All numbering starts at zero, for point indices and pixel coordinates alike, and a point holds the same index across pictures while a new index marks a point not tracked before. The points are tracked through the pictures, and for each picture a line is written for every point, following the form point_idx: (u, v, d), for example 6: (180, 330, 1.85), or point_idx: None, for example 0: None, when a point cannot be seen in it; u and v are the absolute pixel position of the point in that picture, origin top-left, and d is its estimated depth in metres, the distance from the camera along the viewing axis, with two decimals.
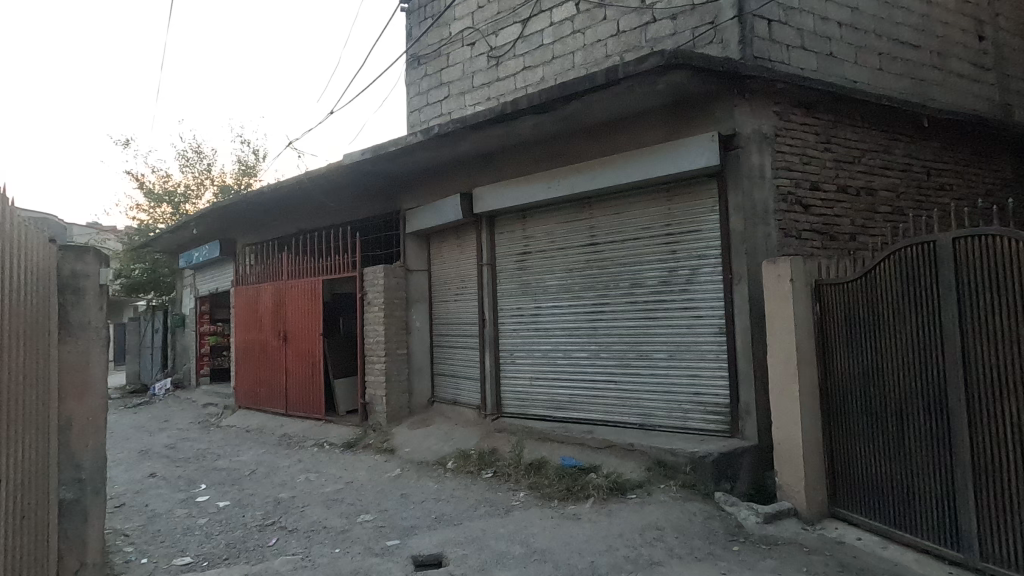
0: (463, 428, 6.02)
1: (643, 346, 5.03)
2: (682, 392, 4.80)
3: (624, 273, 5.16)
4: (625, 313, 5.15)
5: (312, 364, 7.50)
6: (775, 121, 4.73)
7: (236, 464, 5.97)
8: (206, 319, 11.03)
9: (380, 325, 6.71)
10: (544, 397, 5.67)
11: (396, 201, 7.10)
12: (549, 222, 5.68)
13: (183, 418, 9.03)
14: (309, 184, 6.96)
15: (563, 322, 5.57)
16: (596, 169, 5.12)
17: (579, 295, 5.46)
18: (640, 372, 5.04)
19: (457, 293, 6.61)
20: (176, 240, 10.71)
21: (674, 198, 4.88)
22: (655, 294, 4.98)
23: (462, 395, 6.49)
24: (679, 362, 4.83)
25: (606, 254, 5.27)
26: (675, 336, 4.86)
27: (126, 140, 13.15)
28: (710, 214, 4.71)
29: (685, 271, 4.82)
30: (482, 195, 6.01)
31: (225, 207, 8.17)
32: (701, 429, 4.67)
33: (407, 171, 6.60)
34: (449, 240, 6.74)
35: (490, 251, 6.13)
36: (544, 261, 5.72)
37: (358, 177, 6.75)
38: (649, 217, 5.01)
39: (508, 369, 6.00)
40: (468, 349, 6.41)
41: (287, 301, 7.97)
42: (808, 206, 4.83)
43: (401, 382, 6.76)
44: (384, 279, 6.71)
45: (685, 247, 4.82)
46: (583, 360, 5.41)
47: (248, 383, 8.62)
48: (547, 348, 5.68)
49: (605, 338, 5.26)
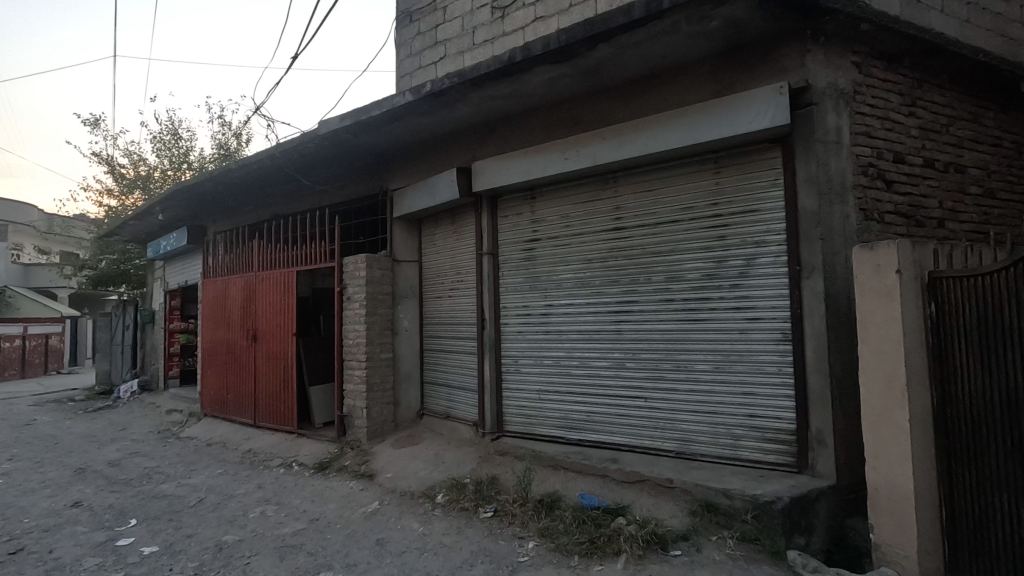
0: (456, 449, 5.05)
1: (681, 356, 4.05)
2: (733, 413, 3.82)
3: (658, 264, 4.18)
4: (659, 314, 4.17)
5: (284, 367, 6.50)
6: (854, 75, 3.75)
7: (184, 490, 4.97)
8: (177, 315, 10.01)
9: (361, 325, 5.70)
10: (555, 414, 4.68)
11: (383, 181, 6.13)
12: (564, 203, 4.71)
13: (142, 427, 8.02)
14: (281, 158, 5.97)
15: (580, 324, 4.59)
16: (625, 135, 4.13)
17: (599, 291, 4.49)
18: (677, 388, 4.06)
19: (452, 287, 5.63)
20: (143, 227, 9.70)
21: (723, 171, 3.91)
22: (698, 290, 3.99)
23: (456, 409, 5.49)
24: (730, 376, 3.85)
25: (635, 241, 4.30)
26: (724, 343, 3.88)
27: (96, 120, 12.11)
28: (771, 190, 3.74)
29: (737, 262, 3.84)
30: (482, 169, 5.02)
31: (189, 186, 7.16)
32: (757, 462, 3.69)
33: (395, 143, 5.62)
34: (443, 225, 5.77)
35: (491, 238, 5.16)
36: (557, 250, 4.75)
37: (337, 149, 5.76)
38: (692, 196, 4.04)
39: (510, 379, 5.02)
40: (464, 354, 5.43)
41: (258, 295, 6.98)
42: (891, 183, 3.86)
43: (385, 392, 5.76)
44: (366, 271, 5.70)
45: (738, 232, 3.85)
46: (604, 372, 4.43)
47: (214, 388, 7.62)
48: (560, 355, 4.70)
49: (632, 344, 4.29)
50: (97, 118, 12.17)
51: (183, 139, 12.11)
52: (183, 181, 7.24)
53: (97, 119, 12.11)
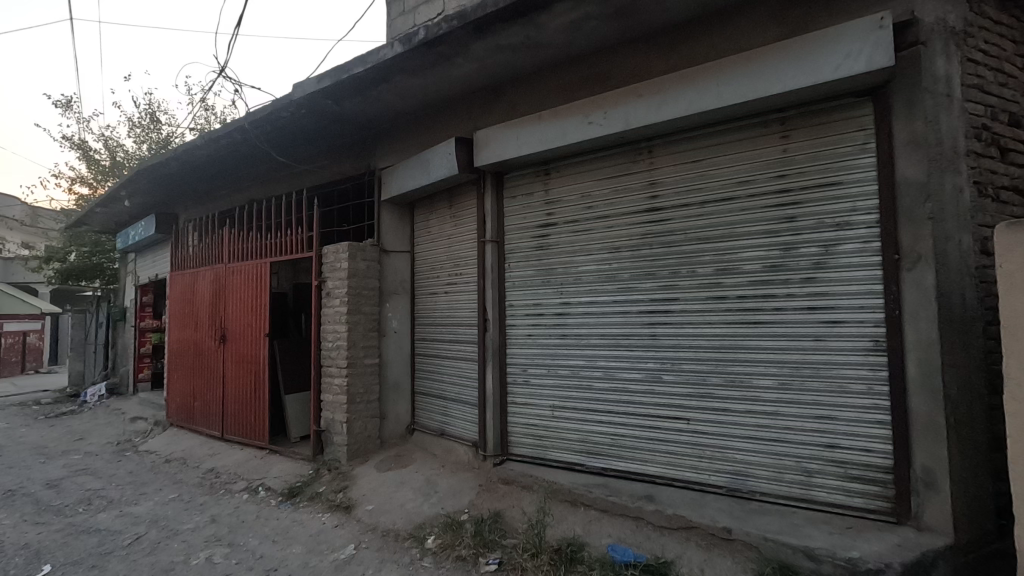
0: (452, 475, 4.22)
1: (735, 369, 3.23)
2: (804, 442, 2.99)
3: (704, 253, 3.36)
4: (706, 316, 3.35)
5: (255, 374, 5.66)
6: (964, 11, 2.91)
7: (123, 522, 4.12)
8: (148, 312, 9.15)
9: (342, 325, 4.85)
10: (572, 436, 3.86)
11: (371, 158, 5.31)
12: (585, 179, 3.90)
13: (100, 438, 7.16)
14: (252, 131, 5.14)
15: (604, 327, 3.76)
16: (667, 91, 3.31)
17: (629, 286, 3.66)
18: (729, 408, 3.23)
19: (449, 282, 4.81)
20: (112, 215, 8.84)
21: (793, 134, 3.09)
22: (759, 285, 3.17)
23: (452, 426, 4.66)
24: (801, 394, 3.02)
25: (675, 224, 3.48)
26: (794, 353, 3.05)
27: (67, 101, 11.22)
28: (859, 156, 2.91)
29: (811, 249, 3.02)
30: (487, 139, 4.19)
31: (152, 166, 6.31)
32: (839, 507, 2.87)
33: (385, 112, 4.81)
34: (438, 209, 4.96)
35: (496, 223, 4.34)
36: (576, 236, 3.93)
37: (316, 119, 4.92)
38: (752, 166, 3.22)
39: (517, 392, 4.20)
40: (461, 361, 4.60)
41: (228, 289, 6.13)
42: (1006, 151, 3.03)
43: (370, 404, 4.93)
44: (349, 262, 4.87)
45: (813, 210, 3.02)
46: (634, 385, 3.60)
47: (180, 395, 6.76)
48: (578, 364, 3.87)
49: (671, 353, 3.46)
50: (68, 99, 11.29)
51: (163, 124, 11.27)
52: (146, 160, 6.41)
53: (68, 101, 11.22)
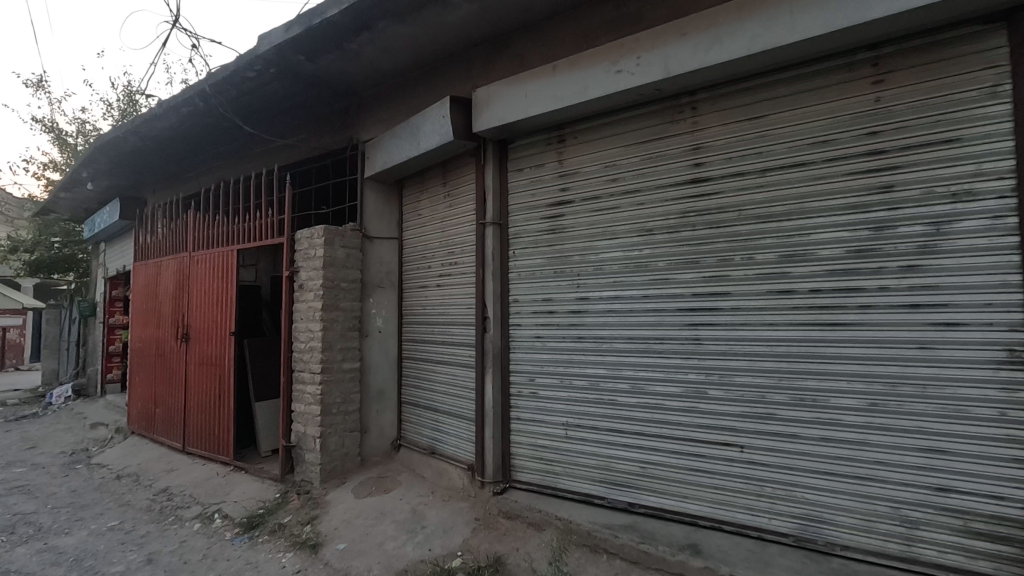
0: (443, 506, 3.50)
1: (805, 384, 2.50)
2: (905, 484, 2.26)
3: (764, 235, 2.64)
4: (766, 315, 2.62)
5: (219, 378, 4.92)
6: None
7: (41, 562, 3.39)
8: (118, 308, 8.42)
9: (316, 323, 4.13)
10: (590, 462, 3.13)
11: (355, 129, 4.60)
12: (608, 145, 3.17)
13: (54, 447, 6.42)
14: (214, 95, 4.40)
15: (631, 328, 3.03)
16: (721, 26, 2.57)
17: (664, 277, 2.93)
18: (798, 434, 2.50)
19: (441, 273, 4.09)
20: (79, 201, 8.10)
21: (889, 78, 2.36)
22: (841, 276, 2.43)
23: (444, 444, 3.93)
24: (900, 419, 2.29)
25: (725, 198, 2.75)
26: (890, 365, 2.31)
27: (37, 81, 10.50)
28: (984, 104, 2.18)
29: (915, 229, 2.29)
30: (488, 99, 3.45)
31: (107, 141, 5.56)
32: (955, 572, 2.15)
33: (370, 72, 4.09)
34: (431, 187, 4.23)
35: (499, 202, 3.62)
36: (597, 216, 3.20)
37: (287, 80, 4.19)
38: (831, 121, 2.49)
39: (522, 406, 3.47)
40: (455, 367, 3.88)
41: (192, 281, 5.39)
42: None
43: (349, 416, 4.20)
44: (324, 249, 4.13)
45: (917, 176, 2.29)
46: (670, 402, 2.87)
47: (141, 401, 6.01)
48: (598, 374, 3.14)
49: (719, 362, 2.74)
50: (38, 79, 10.56)
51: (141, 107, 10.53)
52: (102, 135, 5.67)
53: (38, 80, 10.50)
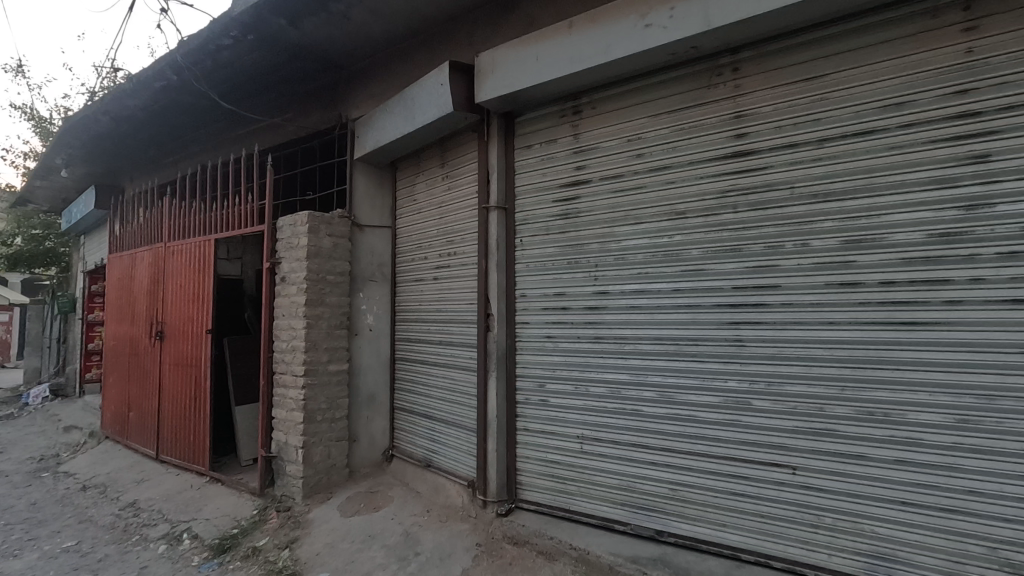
0: (440, 529, 3.08)
1: (875, 396, 2.08)
2: (1005, 519, 1.85)
3: (823, 217, 2.21)
4: (825, 312, 2.20)
5: (195, 380, 4.49)
6: None
7: None
8: (98, 303, 7.98)
9: (298, 320, 3.70)
10: (610, 482, 2.71)
11: (345, 106, 4.17)
12: (632, 116, 2.75)
13: (22, 453, 5.98)
14: (188, 68, 3.96)
15: (659, 327, 2.61)
16: None
17: (699, 268, 2.51)
18: (866, 455, 2.08)
19: (439, 264, 3.66)
20: (56, 190, 7.65)
21: (983, 24, 1.95)
22: (921, 266, 2.01)
23: (442, 456, 3.51)
24: (997, 440, 1.87)
25: (774, 174, 2.33)
26: (984, 374, 1.90)
27: (17, 66, 10.02)
28: None
29: (1018, 207, 1.87)
30: (493, 64, 3.02)
31: (76, 120, 5.10)
32: None
33: (360, 39, 3.66)
34: (428, 170, 3.80)
35: (504, 183, 3.21)
36: (619, 198, 2.77)
37: (268, 50, 3.75)
38: (908, 79, 2.07)
39: (530, 416, 3.04)
40: (454, 370, 3.46)
41: (168, 274, 4.95)
42: None
43: (335, 424, 3.78)
44: (308, 237, 3.70)
45: (1020, 142, 1.87)
46: (706, 414, 2.45)
47: (114, 405, 5.56)
48: (619, 380, 2.72)
49: (767, 367, 2.31)
50: (19, 64, 10.09)
51: None
52: (72, 115, 5.21)
53: (18, 65, 10.03)
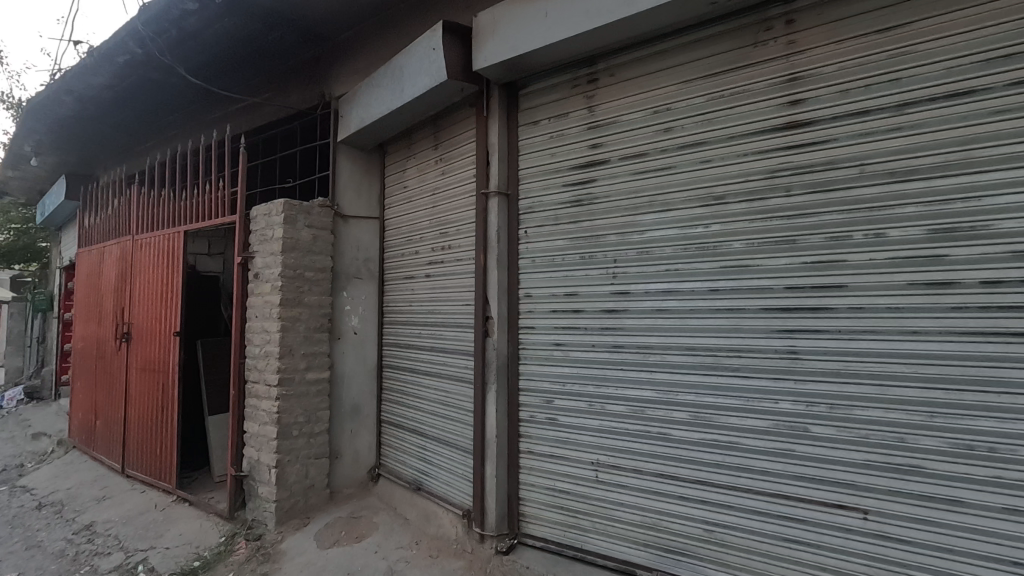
0: (429, 567, 2.65)
1: (974, 426, 1.64)
2: None
3: (905, 200, 1.77)
4: (907, 319, 1.76)
5: (162, 387, 4.05)
6: None
7: None
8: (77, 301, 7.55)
9: (272, 323, 3.27)
10: (630, 518, 2.27)
11: (328, 83, 3.74)
12: (659, 83, 2.31)
13: None
14: (151, 40, 3.52)
15: (691, 335, 2.18)
16: None
17: (742, 264, 2.07)
18: (963, 500, 1.64)
19: (432, 260, 3.23)
20: (31, 181, 7.21)
21: None
22: None
23: (433, 479, 3.08)
24: None
25: (839, 148, 1.89)
26: None
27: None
28: None
29: None
30: (494, 24, 2.58)
31: (37, 101, 4.63)
32: None
33: (344, 4, 3.22)
34: (420, 153, 3.36)
35: (506, 166, 2.77)
36: (643, 181, 2.34)
37: (240, 18, 3.31)
38: (1020, 23, 1.63)
39: (535, 437, 2.60)
40: (449, 380, 3.02)
41: (137, 270, 4.50)
42: None
43: (314, 439, 3.35)
44: (283, 228, 3.27)
45: None
46: (751, 441, 2.01)
47: (82, 413, 5.12)
48: (642, 398, 2.28)
49: (829, 387, 1.88)
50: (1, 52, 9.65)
51: None
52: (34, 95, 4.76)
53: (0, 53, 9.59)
